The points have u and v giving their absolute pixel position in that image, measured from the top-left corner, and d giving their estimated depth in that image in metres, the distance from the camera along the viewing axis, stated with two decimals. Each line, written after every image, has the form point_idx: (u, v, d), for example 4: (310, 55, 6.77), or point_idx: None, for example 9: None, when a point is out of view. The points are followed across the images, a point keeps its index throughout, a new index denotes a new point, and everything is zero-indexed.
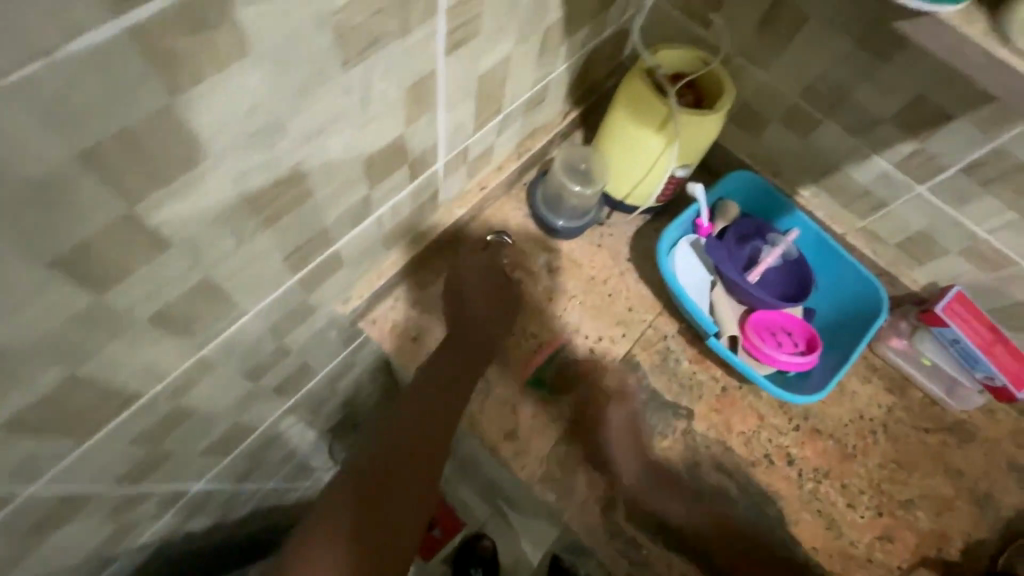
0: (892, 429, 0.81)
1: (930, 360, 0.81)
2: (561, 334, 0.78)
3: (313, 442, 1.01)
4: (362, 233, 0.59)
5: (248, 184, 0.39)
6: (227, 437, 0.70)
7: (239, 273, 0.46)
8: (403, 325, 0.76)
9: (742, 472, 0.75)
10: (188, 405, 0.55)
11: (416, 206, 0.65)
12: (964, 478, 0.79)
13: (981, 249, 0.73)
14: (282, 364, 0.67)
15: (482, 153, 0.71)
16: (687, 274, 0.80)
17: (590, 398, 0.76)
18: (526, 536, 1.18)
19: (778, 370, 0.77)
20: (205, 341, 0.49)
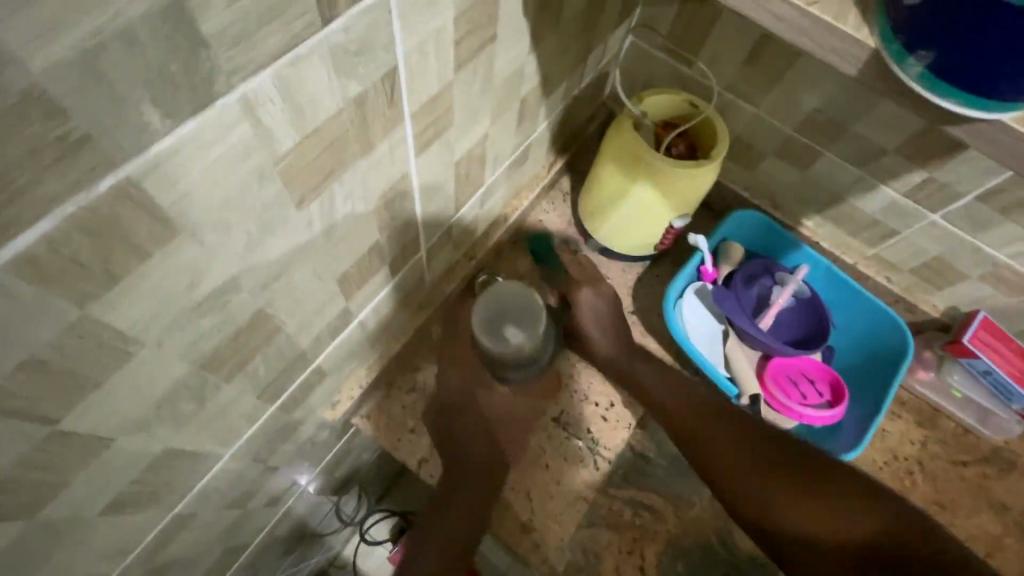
0: (929, 466, 0.76)
1: (960, 392, 0.77)
2: (569, 404, 0.72)
3: (320, 518, 0.93)
4: (344, 340, 0.53)
5: (203, 350, 0.33)
6: (218, 564, 0.63)
7: (206, 430, 0.40)
8: (399, 415, 0.69)
9: None
10: (165, 561, 0.49)
11: (401, 295, 0.60)
12: (1010, 512, 0.74)
13: (1004, 274, 0.69)
14: (272, 480, 0.61)
15: (467, 226, 0.66)
16: (696, 327, 0.75)
17: (609, 471, 0.70)
18: None
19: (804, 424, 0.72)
20: (174, 503, 0.43)
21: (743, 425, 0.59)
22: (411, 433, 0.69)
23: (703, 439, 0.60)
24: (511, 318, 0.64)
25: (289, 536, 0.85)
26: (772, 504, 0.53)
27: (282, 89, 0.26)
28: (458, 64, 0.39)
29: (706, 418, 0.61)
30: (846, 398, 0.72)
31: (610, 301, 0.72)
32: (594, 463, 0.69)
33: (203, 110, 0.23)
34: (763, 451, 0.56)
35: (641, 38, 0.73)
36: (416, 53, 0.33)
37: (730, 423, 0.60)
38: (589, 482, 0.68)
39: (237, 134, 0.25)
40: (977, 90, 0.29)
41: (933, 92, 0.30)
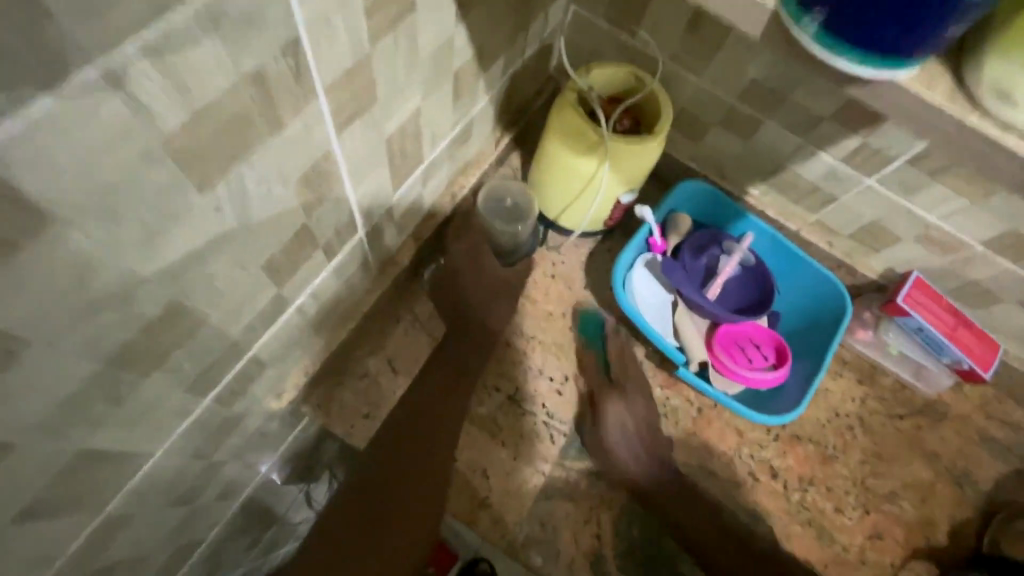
0: (868, 421, 0.80)
1: (895, 349, 0.80)
2: (524, 380, 0.73)
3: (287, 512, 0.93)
4: (283, 327, 0.52)
5: (109, 345, 0.32)
6: (169, 562, 0.62)
7: (127, 428, 0.38)
8: (351, 403, 0.68)
9: (730, 496, 0.72)
10: (102, 565, 0.47)
11: (344, 280, 0.58)
12: (941, 459, 0.79)
13: (934, 235, 0.72)
14: (220, 474, 0.60)
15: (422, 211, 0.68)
16: (646, 298, 0.77)
17: (564, 444, 0.71)
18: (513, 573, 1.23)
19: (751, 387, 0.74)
20: (99, 505, 0.41)
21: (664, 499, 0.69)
22: (364, 419, 0.68)
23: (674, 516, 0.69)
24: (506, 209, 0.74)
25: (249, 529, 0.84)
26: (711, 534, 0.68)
27: (157, 63, 0.24)
28: (373, 37, 0.37)
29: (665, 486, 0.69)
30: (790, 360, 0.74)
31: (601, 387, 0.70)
32: (550, 437, 0.71)
33: (59, 85, 0.21)
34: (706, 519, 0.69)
35: (583, 8, 0.72)
36: (320, 24, 0.32)
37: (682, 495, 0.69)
38: (544, 456, 0.69)
39: (107, 115, 0.23)
40: (871, 47, 0.29)
41: (831, 52, 0.30)
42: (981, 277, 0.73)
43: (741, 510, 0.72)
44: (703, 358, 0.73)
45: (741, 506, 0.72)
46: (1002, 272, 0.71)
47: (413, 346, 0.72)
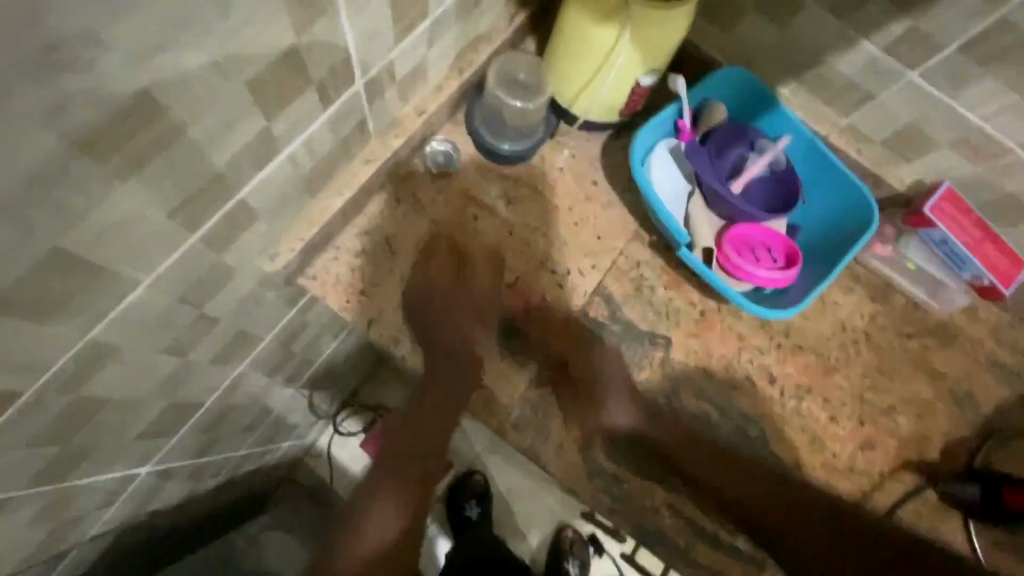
0: (875, 337, 0.77)
1: (915, 265, 0.77)
2: (525, 269, 0.71)
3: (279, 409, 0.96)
4: (274, 175, 0.49)
5: (74, 121, 0.29)
6: (165, 417, 0.63)
7: (107, 240, 0.37)
8: (346, 279, 0.67)
9: (725, 397, 0.71)
10: (94, 397, 0.47)
11: (339, 140, 0.56)
12: (945, 379, 0.78)
13: (974, 138, 0.66)
14: (214, 333, 0.59)
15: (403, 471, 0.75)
16: (662, 180, 0.73)
17: (561, 335, 0.69)
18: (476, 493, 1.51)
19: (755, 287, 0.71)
20: (83, 322, 0.40)
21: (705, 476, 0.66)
22: (361, 294, 0.67)
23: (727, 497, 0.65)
24: (518, 87, 0.70)
25: (247, 408, 0.86)
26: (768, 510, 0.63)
27: None
28: None
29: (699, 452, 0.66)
30: (799, 266, 0.70)
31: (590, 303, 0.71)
32: (548, 326, 0.69)
33: None
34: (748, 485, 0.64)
35: None
36: None
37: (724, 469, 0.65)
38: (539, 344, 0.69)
39: None
40: None
41: None
42: (1018, 188, 0.68)
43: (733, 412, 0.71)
44: (708, 245, 0.72)
45: (734, 409, 0.71)
46: None
47: (411, 228, 0.70)
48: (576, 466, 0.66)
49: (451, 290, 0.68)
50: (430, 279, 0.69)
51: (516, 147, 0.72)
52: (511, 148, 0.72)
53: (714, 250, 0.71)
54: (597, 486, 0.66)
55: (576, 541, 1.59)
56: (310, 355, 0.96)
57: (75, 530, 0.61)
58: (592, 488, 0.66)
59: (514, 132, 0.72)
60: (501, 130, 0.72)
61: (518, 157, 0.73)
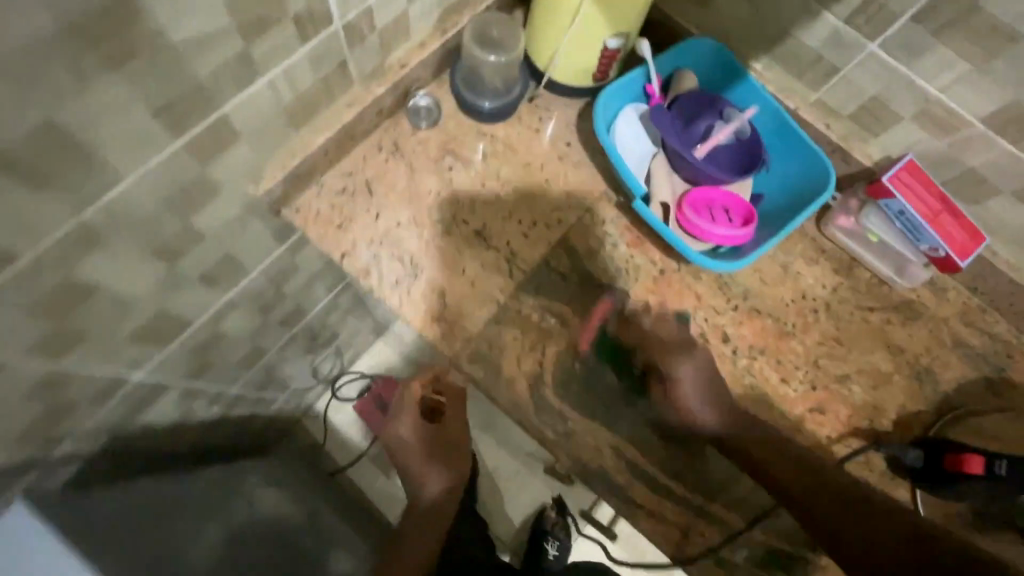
0: (835, 308, 0.79)
1: (877, 236, 0.78)
2: (493, 218, 0.75)
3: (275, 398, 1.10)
4: (255, 99, 0.55)
5: (66, 6, 0.35)
6: (156, 326, 0.69)
7: (92, 126, 0.43)
8: (325, 213, 0.73)
9: (677, 351, 0.74)
10: (85, 281, 0.54)
11: (320, 78, 0.61)
12: (905, 354, 0.78)
13: (933, 112, 0.68)
14: (201, 248, 0.66)
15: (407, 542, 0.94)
16: (627, 140, 0.76)
17: (522, 279, 0.74)
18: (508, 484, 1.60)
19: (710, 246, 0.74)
20: (73, 200, 0.46)
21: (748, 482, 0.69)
22: (337, 228, 0.72)
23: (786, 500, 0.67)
24: (493, 44, 0.75)
25: (238, 341, 0.93)
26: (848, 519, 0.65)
27: None
28: None
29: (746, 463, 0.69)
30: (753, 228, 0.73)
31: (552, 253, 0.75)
32: (510, 270, 0.74)
33: None
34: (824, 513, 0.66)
35: None
36: None
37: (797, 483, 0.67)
38: (500, 285, 0.73)
39: None
40: None
41: None
42: (979, 163, 0.69)
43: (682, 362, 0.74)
44: (665, 201, 0.74)
45: (685, 359, 0.74)
46: (1001, 156, 0.67)
47: (390, 174, 0.75)
48: (525, 401, 0.70)
49: (421, 231, 0.73)
50: (402, 220, 0.74)
51: (493, 103, 0.77)
52: (488, 107, 0.77)
53: (671, 207, 0.74)
54: (543, 420, 0.69)
55: (556, 522, 1.61)
56: (302, 302, 1.03)
57: (68, 420, 0.68)
58: (538, 421, 0.69)
59: (491, 88, 0.77)
60: (479, 87, 0.77)
61: (496, 116, 0.78)
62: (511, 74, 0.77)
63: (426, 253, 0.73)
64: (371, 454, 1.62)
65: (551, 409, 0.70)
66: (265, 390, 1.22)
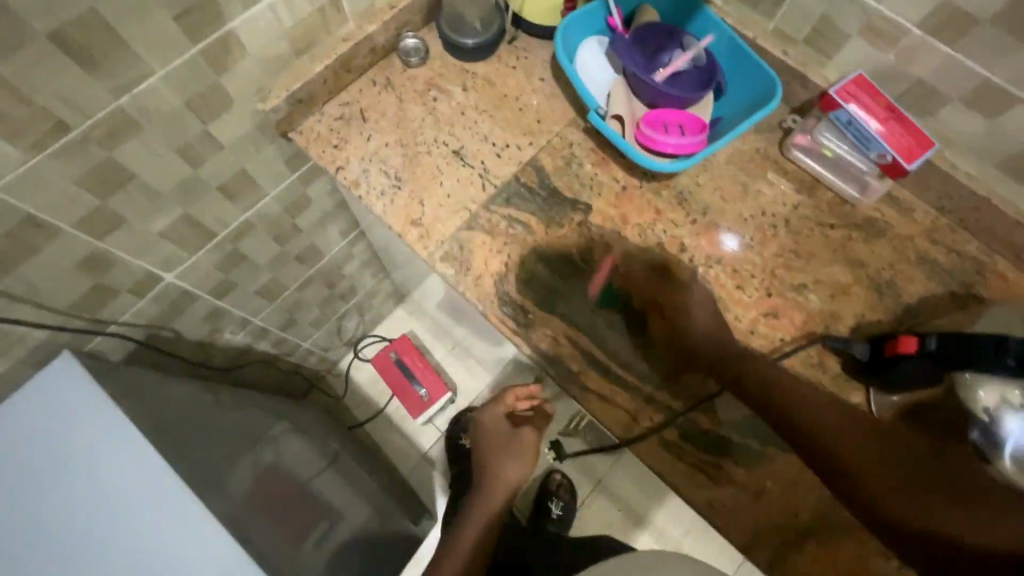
0: (794, 224, 0.82)
1: (832, 152, 0.81)
2: (470, 141, 0.85)
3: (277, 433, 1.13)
4: (258, 19, 0.67)
5: None
6: (183, 228, 0.82)
7: (125, 21, 0.56)
8: (325, 135, 0.85)
9: (635, 259, 0.80)
10: (123, 165, 0.67)
11: (315, 9, 0.73)
12: (866, 268, 0.80)
13: (876, 24, 0.72)
14: (221, 157, 0.78)
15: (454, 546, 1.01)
16: (590, 66, 0.84)
17: (493, 193, 0.82)
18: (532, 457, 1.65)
19: (658, 154, 0.79)
20: (112, 84, 0.59)
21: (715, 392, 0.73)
22: (334, 148, 0.84)
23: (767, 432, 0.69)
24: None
25: (258, 268, 1.05)
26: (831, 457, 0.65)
27: None
28: None
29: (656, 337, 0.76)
30: (701, 139, 0.78)
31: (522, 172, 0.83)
32: (483, 185, 0.82)
33: None
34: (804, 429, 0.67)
35: None
36: None
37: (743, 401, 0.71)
38: (472, 196, 0.82)
39: None
40: None
41: None
42: (926, 73, 0.72)
43: (638, 268, 0.79)
44: (619, 113, 0.81)
45: (641, 265, 0.79)
46: (943, 62, 0.69)
47: (380, 104, 0.86)
48: (490, 295, 0.77)
49: (405, 152, 0.84)
50: (388, 142, 0.84)
51: (474, 41, 0.85)
52: (469, 43, 0.85)
53: (624, 118, 0.81)
54: (504, 310, 0.76)
55: (561, 484, 1.59)
56: (317, 242, 1.15)
57: (110, 304, 0.82)
58: (499, 311, 0.76)
59: (470, 27, 0.86)
60: (462, 27, 0.86)
61: (478, 54, 0.87)
62: (488, 16, 0.87)
63: (409, 169, 0.83)
64: (387, 412, 1.72)
65: (512, 301, 0.77)
66: (287, 331, 1.35)
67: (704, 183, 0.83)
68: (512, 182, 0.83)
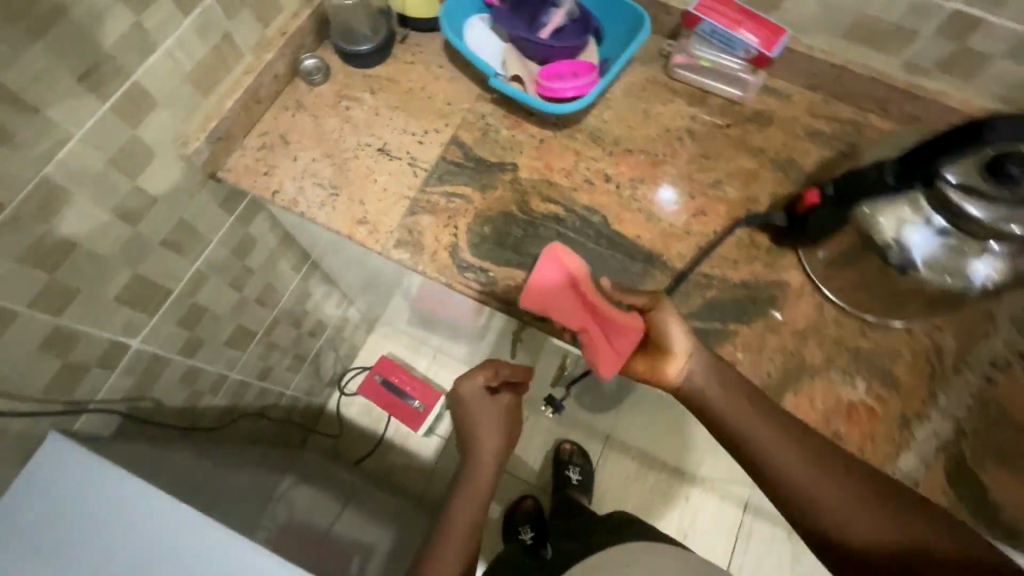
0: (696, 131, 0.91)
1: (708, 61, 0.91)
2: (391, 136, 0.90)
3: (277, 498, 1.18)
4: (159, 66, 0.71)
5: None
6: (138, 289, 0.83)
7: (33, 89, 0.58)
8: (252, 167, 0.88)
9: (568, 198, 0.87)
10: (64, 235, 0.68)
11: (211, 47, 0.77)
12: (766, 152, 0.89)
13: None
14: (157, 210, 0.80)
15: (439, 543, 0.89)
16: (481, 43, 0.91)
17: (426, 176, 0.87)
18: (538, 436, 1.68)
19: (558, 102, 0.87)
20: (34, 155, 0.61)
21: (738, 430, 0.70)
22: (264, 175, 0.87)
23: (773, 477, 0.69)
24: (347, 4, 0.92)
25: (224, 318, 1.06)
26: (840, 525, 0.66)
27: None
28: None
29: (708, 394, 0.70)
30: (591, 79, 0.86)
31: (446, 151, 0.89)
32: (414, 171, 0.88)
33: None
34: (834, 458, 0.68)
35: None
36: None
37: (779, 432, 0.68)
38: (407, 184, 0.87)
39: None
40: None
41: None
42: None
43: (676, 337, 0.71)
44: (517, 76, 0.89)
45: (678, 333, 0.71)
46: None
47: (297, 124, 0.90)
48: (448, 265, 0.82)
49: (334, 161, 0.88)
50: (314, 157, 0.88)
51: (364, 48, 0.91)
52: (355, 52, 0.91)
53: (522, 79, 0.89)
54: (465, 275, 0.82)
55: (573, 451, 1.62)
56: (271, 280, 1.15)
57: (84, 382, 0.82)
58: (461, 278, 0.82)
59: (361, 36, 0.92)
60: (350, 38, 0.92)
61: (375, 57, 0.92)
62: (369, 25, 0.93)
63: (341, 175, 0.87)
64: (388, 437, 1.70)
65: (470, 265, 0.82)
66: (266, 381, 1.35)
67: (609, 119, 0.92)
68: (440, 162, 0.88)
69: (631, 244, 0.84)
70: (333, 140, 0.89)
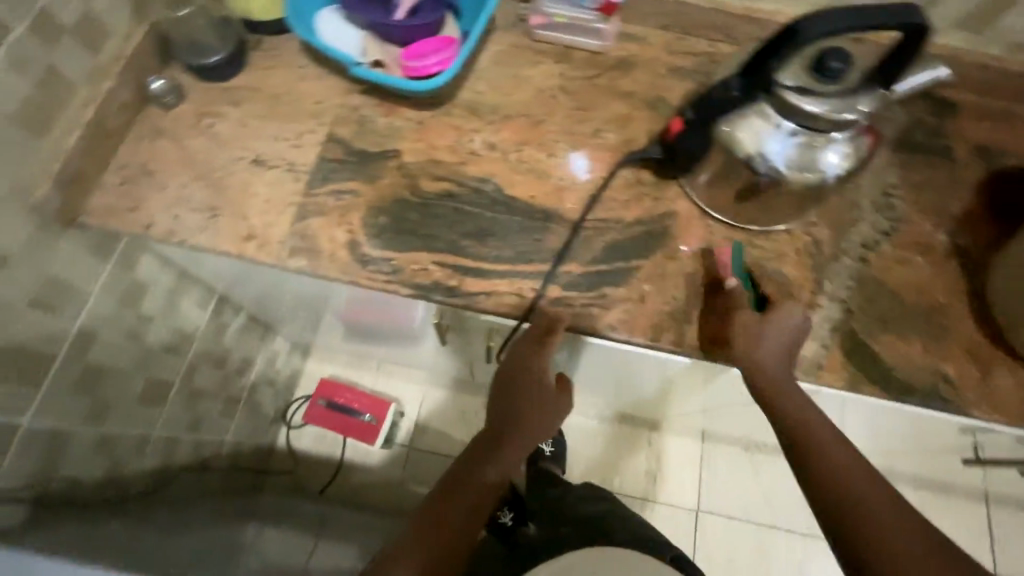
0: (567, 87, 0.93)
1: (563, 17, 0.95)
2: (263, 145, 0.86)
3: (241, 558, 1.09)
4: None
5: None
6: (11, 359, 0.76)
7: None
8: (117, 205, 0.82)
9: (457, 173, 0.87)
10: None
11: (35, 82, 0.72)
12: (636, 95, 0.93)
13: None
14: (14, 268, 0.74)
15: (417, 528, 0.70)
16: (336, 33, 0.89)
17: (308, 179, 0.85)
18: None
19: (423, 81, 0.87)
20: None
21: (824, 455, 0.67)
22: (131, 211, 0.82)
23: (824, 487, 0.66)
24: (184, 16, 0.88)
25: (132, 373, 0.99)
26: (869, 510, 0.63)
27: None
28: None
29: (798, 407, 0.71)
30: (450, 54, 0.86)
31: (324, 149, 0.87)
32: (295, 175, 0.85)
33: None
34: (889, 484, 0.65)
35: None
36: None
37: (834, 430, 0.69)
38: (290, 190, 0.84)
39: None
40: None
41: None
42: None
43: (764, 339, 0.74)
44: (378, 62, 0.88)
45: (768, 335, 0.74)
46: None
47: (159, 151, 0.86)
48: (350, 262, 0.80)
49: (207, 182, 0.84)
50: (183, 180, 0.84)
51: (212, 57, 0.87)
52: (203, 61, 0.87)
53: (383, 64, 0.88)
54: (370, 269, 0.80)
55: None
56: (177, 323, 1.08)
57: None
58: (366, 272, 0.80)
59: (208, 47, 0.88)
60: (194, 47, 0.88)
61: (228, 67, 0.89)
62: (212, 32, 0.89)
63: (218, 194, 0.83)
64: (348, 458, 1.62)
65: (372, 258, 0.81)
66: (201, 430, 1.27)
67: (482, 89, 0.92)
68: (319, 162, 0.86)
69: (528, 205, 0.85)
70: (202, 160, 0.85)
